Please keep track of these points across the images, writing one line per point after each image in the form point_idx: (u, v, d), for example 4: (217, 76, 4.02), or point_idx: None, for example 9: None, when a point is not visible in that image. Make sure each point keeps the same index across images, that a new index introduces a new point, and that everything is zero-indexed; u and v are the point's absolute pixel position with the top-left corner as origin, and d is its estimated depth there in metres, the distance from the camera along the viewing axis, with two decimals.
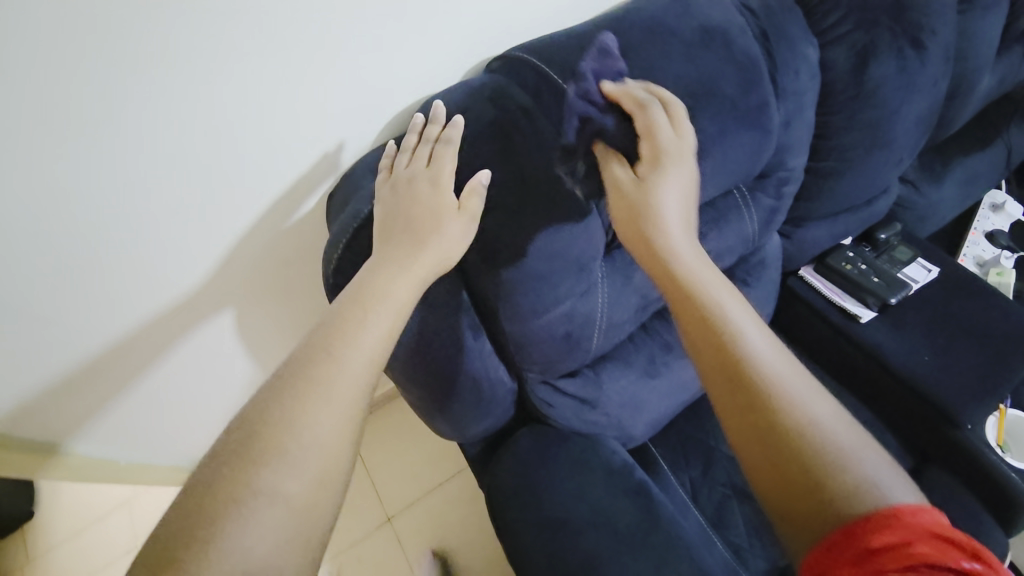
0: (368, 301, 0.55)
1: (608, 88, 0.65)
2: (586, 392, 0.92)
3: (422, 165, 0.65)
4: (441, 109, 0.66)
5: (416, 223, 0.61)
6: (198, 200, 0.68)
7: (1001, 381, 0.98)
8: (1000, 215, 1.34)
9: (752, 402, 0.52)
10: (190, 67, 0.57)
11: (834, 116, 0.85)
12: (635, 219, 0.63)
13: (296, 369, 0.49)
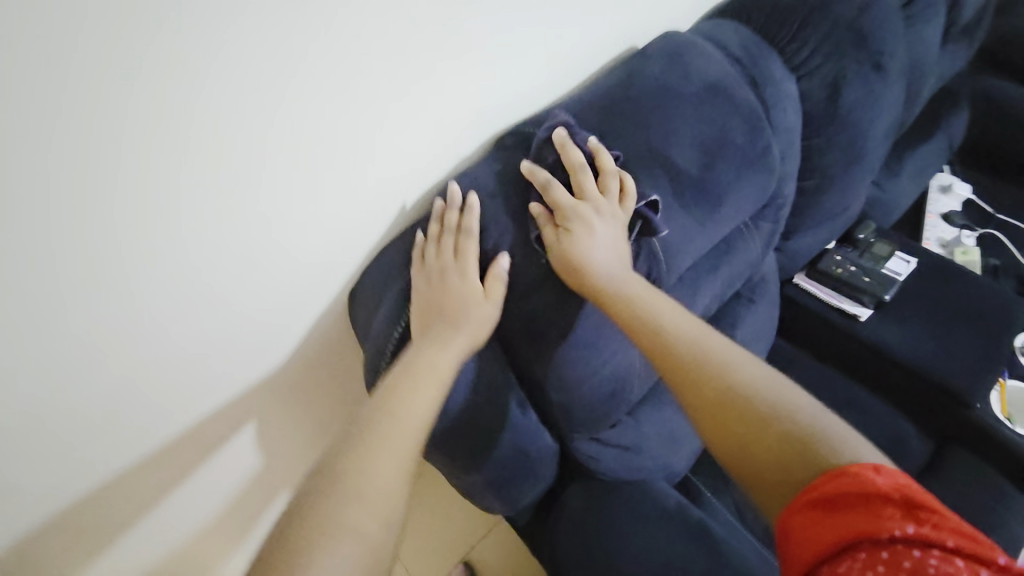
0: (415, 375, 0.56)
1: (523, 167, 0.64)
2: (629, 440, 0.92)
3: (451, 257, 0.63)
4: (458, 193, 0.65)
5: (448, 316, 0.60)
6: (218, 313, 0.64)
7: (994, 356, 1.05)
8: (950, 197, 1.47)
9: (708, 393, 0.55)
10: (203, 179, 0.55)
11: (815, 140, 0.90)
12: (570, 271, 0.61)
13: (362, 432, 0.51)
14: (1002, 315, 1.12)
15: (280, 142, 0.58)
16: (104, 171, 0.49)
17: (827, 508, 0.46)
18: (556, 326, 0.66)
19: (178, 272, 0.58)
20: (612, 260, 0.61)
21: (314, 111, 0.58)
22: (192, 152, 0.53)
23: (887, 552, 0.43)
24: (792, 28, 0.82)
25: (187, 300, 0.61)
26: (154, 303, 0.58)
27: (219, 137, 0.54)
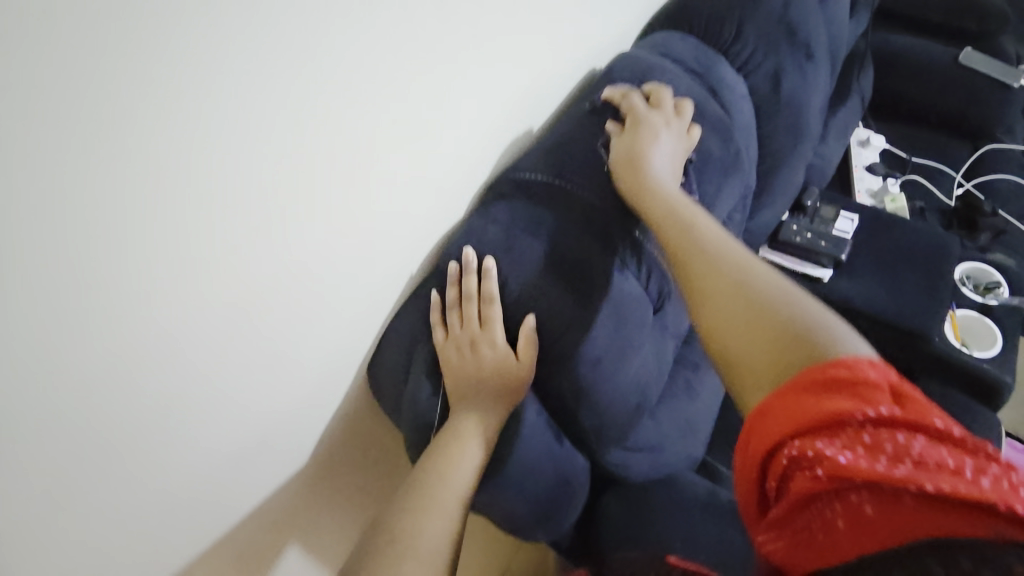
0: (462, 437, 0.62)
1: (603, 93, 0.74)
2: (653, 440, 0.95)
3: (477, 326, 0.65)
4: (473, 254, 0.65)
5: (488, 384, 0.64)
6: (261, 420, 0.62)
7: (940, 291, 1.18)
8: (869, 149, 1.62)
9: (711, 280, 0.58)
10: (249, 301, 0.53)
11: (765, 128, 0.97)
12: (629, 164, 0.68)
13: (413, 490, 0.58)
14: (938, 253, 1.26)
15: (306, 239, 0.55)
16: (155, 330, 0.45)
17: (809, 390, 0.47)
18: (585, 360, 0.67)
19: (230, 396, 0.56)
20: (668, 166, 0.69)
21: (334, 202, 0.56)
22: (236, 281, 0.50)
23: (870, 436, 0.43)
24: (732, 31, 0.87)
25: (238, 418, 0.58)
26: (207, 434, 0.56)
27: (259, 257, 0.51)
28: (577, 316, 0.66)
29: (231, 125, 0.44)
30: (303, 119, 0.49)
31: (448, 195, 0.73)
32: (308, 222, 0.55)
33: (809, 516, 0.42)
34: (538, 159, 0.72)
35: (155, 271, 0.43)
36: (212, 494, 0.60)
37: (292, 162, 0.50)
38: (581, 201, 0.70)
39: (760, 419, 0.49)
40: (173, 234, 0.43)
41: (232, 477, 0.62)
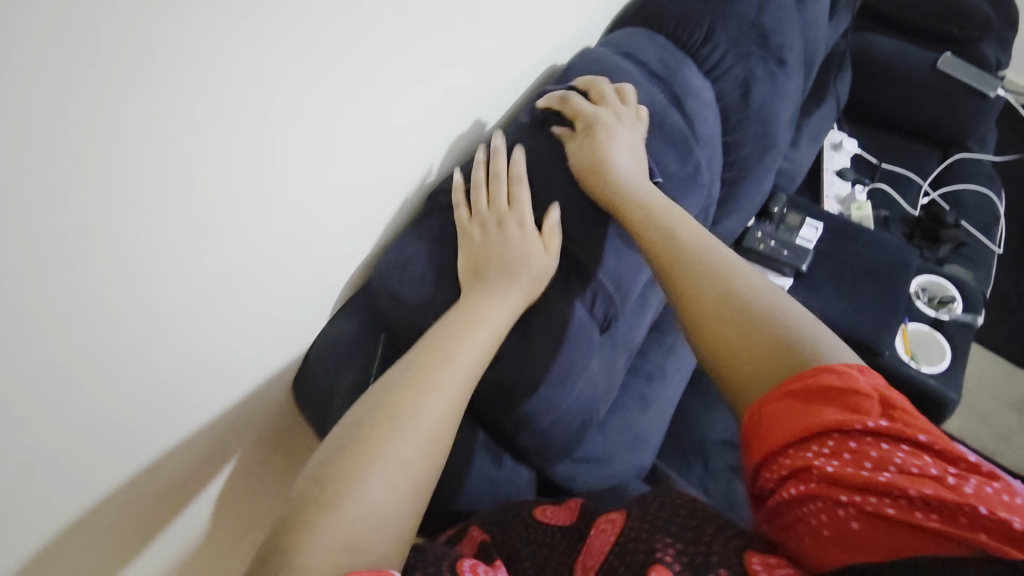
0: (432, 372, 0.53)
1: (541, 102, 0.71)
2: (599, 451, 0.93)
3: (503, 205, 0.64)
4: (501, 138, 0.67)
5: (507, 262, 0.60)
6: (182, 437, 0.59)
7: (896, 305, 1.19)
8: (841, 153, 1.61)
9: (714, 303, 0.58)
10: (191, 316, 0.51)
11: (734, 135, 0.93)
12: (595, 173, 0.66)
13: (361, 431, 0.49)
14: (898, 265, 1.25)
15: (248, 255, 0.53)
16: (82, 356, 0.44)
17: (795, 404, 0.50)
18: (522, 386, 0.64)
19: (163, 410, 0.54)
20: (627, 163, 0.67)
21: (274, 214, 0.53)
22: (176, 300, 0.49)
23: (855, 442, 0.46)
24: (702, 32, 0.83)
25: (161, 434, 0.56)
26: (124, 454, 0.53)
27: (202, 274, 0.50)
28: (513, 339, 0.64)
29: (171, 148, 0.41)
30: (248, 138, 0.46)
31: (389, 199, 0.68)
32: (251, 237, 0.52)
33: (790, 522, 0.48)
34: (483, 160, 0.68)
35: (83, 299, 0.41)
36: (124, 514, 0.57)
37: (237, 180, 0.48)
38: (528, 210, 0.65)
39: (760, 434, 0.51)
40: (108, 260, 0.41)
41: (148, 497, 0.59)
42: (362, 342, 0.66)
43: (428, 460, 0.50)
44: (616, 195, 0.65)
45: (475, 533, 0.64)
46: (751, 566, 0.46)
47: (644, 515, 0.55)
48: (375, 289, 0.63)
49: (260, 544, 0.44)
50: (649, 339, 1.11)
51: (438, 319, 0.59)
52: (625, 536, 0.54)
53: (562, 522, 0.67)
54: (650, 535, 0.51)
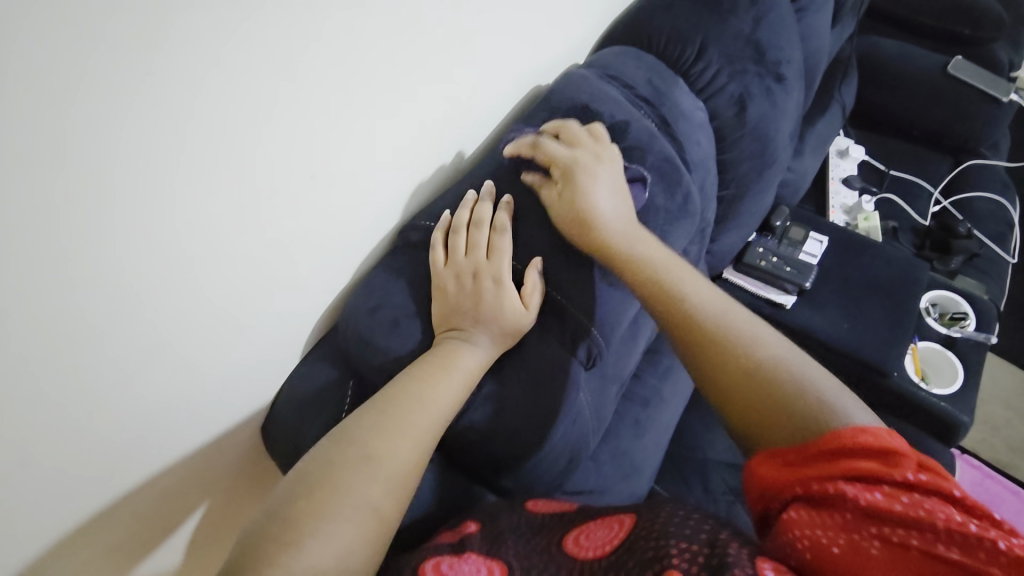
0: (403, 413, 0.50)
1: (508, 149, 0.66)
2: (591, 482, 0.87)
3: (482, 255, 0.60)
4: (492, 186, 0.64)
5: (476, 318, 0.58)
6: (144, 482, 0.57)
7: (904, 323, 1.14)
8: (848, 160, 1.55)
9: (727, 363, 0.53)
10: (147, 351, 0.49)
11: (730, 153, 0.90)
12: (581, 224, 0.62)
13: (325, 467, 0.45)
14: (907, 280, 1.20)
15: (206, 290, 0.51)
16: (27, 403, 0.42)
17: (828, 452, 0.44)
18: (498, 432, 0.60)
19: (127, 453, 0.53)
20: (611, 208, 0.63)
21: (234, 250, 0.52)
22: (127, 338, 0.47)
23: (889, 486, 0.40)
24: (693, 50, 0.80)
25: (127, 479, 0.54)
26: (86, 501, 0.51)
27: (154, 310, 0.48)
28: (488, 380, 0.61)
29: (108, 183, 0.39)
30: (194, 170, 0.44)
31: (364, 234, 0.66)
32: (208, 270, 0.50)
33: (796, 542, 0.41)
34: (458, 195, 0.66)
35: (22, 343, 0.40)
36: (91, 560, 0.56)
37: (186, 212, 0.46)
38: (502, 243, 0.61)
39: (782, 473, 0.46)
40: (47, 302, 0.40)
41: (116, 543, 0.58)
42: (331, 389, 0.64)
43: (399, 499, 0.46)
44: (613, 242, 0.62)
45: (467, 525, 0.57)
46: (764, 574, 0.39)
47: (653, 521, 0.50)
48: (344, 332, 0.60)
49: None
50: (644, 362, 1.07)
51: (411, 365, 0.55)
52: (632, 539, 0.49)
53: (556, 508, 0.61)
54: (661, 541, 0.46)
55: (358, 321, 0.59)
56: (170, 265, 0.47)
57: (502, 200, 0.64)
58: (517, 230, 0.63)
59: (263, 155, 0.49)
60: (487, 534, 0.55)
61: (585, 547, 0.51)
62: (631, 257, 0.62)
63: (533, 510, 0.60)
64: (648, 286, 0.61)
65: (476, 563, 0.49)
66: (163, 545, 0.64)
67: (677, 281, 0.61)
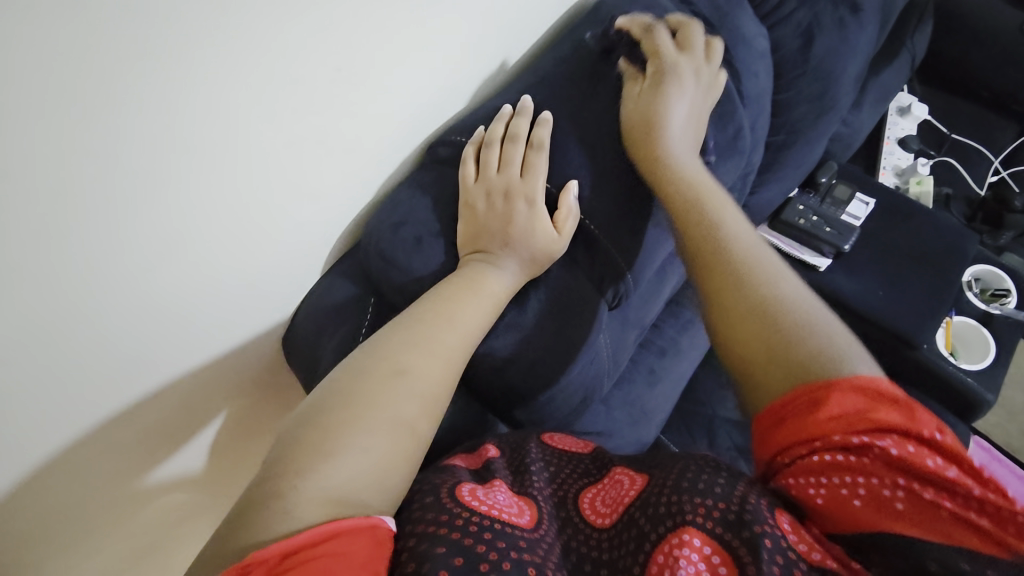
0: (435, 335, 0.49)
1: (620, 21, 0.62)
2: (601, 424, 0.87)
3: (515, 173, 0.57)
4: (530, 100, 0.60)
5: (505, 239, 0.55)
6: (163, 375, 0.57)
7: (944, 294, 1.08)
8: (908, 119, 1.44)
9: (739, 291, 0.49)
10: (166, 250, 0.48)
11: (786, 93, 0.83)
12: (646, 125, 0.60)
13: (359, 377, 0.44)
14: (954, 251, 1.13)
15: (230, 192, 0.50)
16: (67, 278, 0.42)
17: (864, 401, 0.40)
18: (517, 361, 0.59)
19: (155, 345, 0.53)
20: (682, 121, 0.60)
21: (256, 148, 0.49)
22: (154, 231, 0.46)
23: (914, 445, 0.38)
24: None
25: (155, 371, 0.55)
26: (116, 388, 0.53)
27: (183, 204, 0.47)
28: (510, 309, 0.59)
29: (138, 56, 0.37)
30: (223, 50, 0.42)
31: (395, 145, 0.62)
32: (234, 172, 0.49)
33: (802, 486, 0.41)
34: (492, 110, 0.62)
35: (40, 215, 0.38)
36: (125, 445, 0.58)
37: (216, 103, 0.44)
38: (535, 161, 0.58)
39: (801, 415, 0.42)
40: (83, 180, 0.39)
41: (148, 432, 0.60)
42: (352, 304, 0.64)
43: (429, 416, 0.45)
44: (664, 149, 0.59)
45: (488, 452, 0.55)
46: (786, 532, 0.39)
47: (667, 475, 0.48)
48: (369, 251, 0.58)
49: (245, 493, 0.38)
50: (664, 312, 1.05)
51: (437, 286, 0.53)
52: (646, 495, 0.48)
53: (572, 451, 0.59)
54: (676, 496, 0.44)
55: (379, 239, 0.57)
56: (192, 144, 0.44)
57: (539, 115, 0.60)
58: (555, 150, 0.59)
59: (293, 38, 0.46)
60: (511, 466, 0.54)
61: (599, 512, 0.49)
62: (676, 182, 0.57)
63: (548, 446, 0.58)
64: (675, 201, 0.57)
65: (507, 492, 0.48)
66: (176, 440, 0.64)
67: (717, 211, 0.56)
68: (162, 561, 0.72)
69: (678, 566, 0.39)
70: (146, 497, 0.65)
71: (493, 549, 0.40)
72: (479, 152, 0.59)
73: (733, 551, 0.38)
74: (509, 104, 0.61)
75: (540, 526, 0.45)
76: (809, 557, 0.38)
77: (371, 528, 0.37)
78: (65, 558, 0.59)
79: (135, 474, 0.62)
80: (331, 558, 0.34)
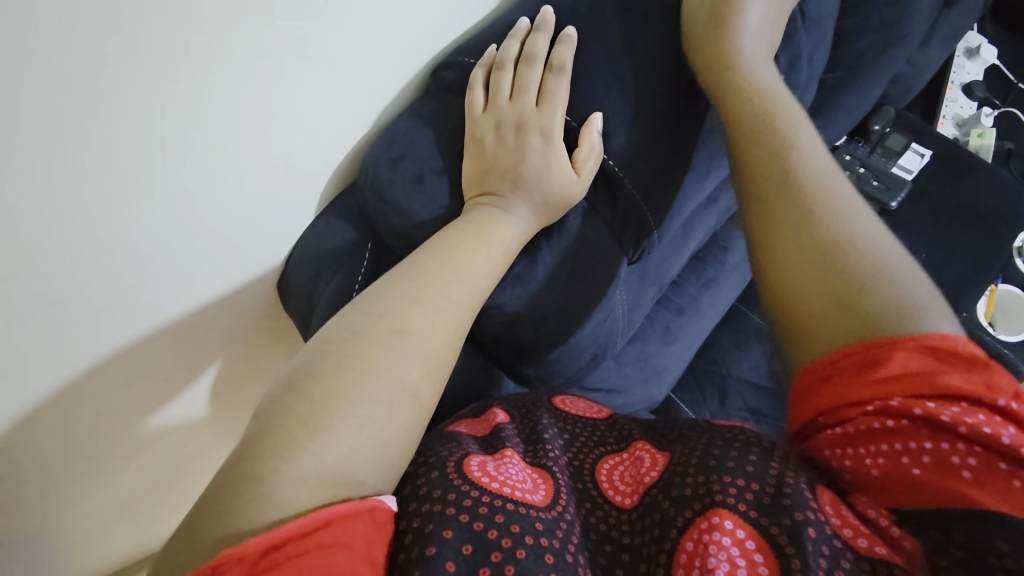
0: (442, 286, 0.43)
1: None
2: (610, 381, 0.83)
3: (531, 102, 0.50)
4: (551, 14, 0.52)
5: (518, 178, 0.49)
6: (143, 316, 0.53)
7: (993, 259, 0.99)
8: (976, 62, 1.28)
9: (804, 219, 0.42)
10: (123, 172, 0.42)
11: (850, 21, 0.72)
12: (713, 33, 0.52)
13: (352, 335, 0.39)
14: (1012, 211, 1.03)
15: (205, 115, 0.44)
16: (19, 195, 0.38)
17: (928, 359, 0.35)
18: (524, 317, 0.54)
19: (136, 285, 0.50)
20: (758, 24, 0.54)
21: (231, 62, 0.43)
22: (119, 150, 0.41)
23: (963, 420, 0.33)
24: None
25: (143, 312, 0.52)
26: (88, 329, 0.49)
27: (143, 122, 0.41)
28: (519, 260, 0.54)
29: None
30: None
31: (398, 67, 0.55)
32: (206, 87, 0.43)
33: (856, 454, 0.36)
34: (507, 26, 0.54)
35: None
36: (121, 384, 0.56)
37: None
38: (552, 88, 0.50)
39: (841, 388, 0.37)
40: None
41: (143, 373, 0.58)
42: (348, 247, 0.59)
43: (436, 381, 0.40)
44: (729, 51, 0.51)
45: (497, 417, 0.53)
46: (828, 512, 0.36)
47: (690, 452, 0.44)
48: (369, 188, 0.52)
49: (221, 471, 0.33)
50: (686, 268, 0.98)
51: (441, 231, 0.48)
52: (668, 477, 0.43)
53: (586, 417, 0.55)
54: (701, 476, 0.40)
55: (377, 175, 0.51)
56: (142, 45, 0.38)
57: (561, 32, 0.52)
58: (578, 76, 0.52)
59: None
60: (522, 433, 0.50)
61: (617, 489, 0.46)
62: (735, 88, 0.50)
63: (561, 414, 0.54)
64: (741, 111, 0.50)
65: (518, 464, 0.45)
66: (168, 383, 0.61)
67: (792, 128, 0.48)
68: (162, 500, 0.72)
69: (709, 555, 0.35)
70: (139, 438, 0.63)
71: (507, 534, 0.37)
72: (489, 76, 0.52)
73: (772, 540, 0.35)
74: (526, 18, 0.53)
75: (558, 503, 0.42)
76: (859, 547, 0.34)
77: (369, 512, 0.33)
78: (60, 495, 0.58)
79: (128, 415, 0.60)
80: (322, 552, 0.30)
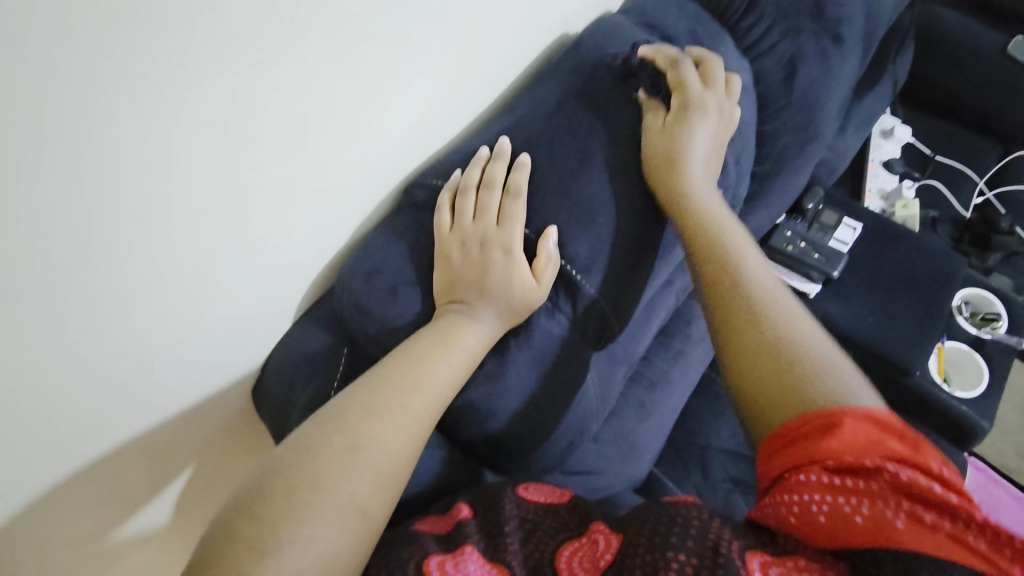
0: (399, 398, 0.45)
1: (646, 49, 0.65)
2: (591, 462, 0.83)
3: (492, 221, 0.55)
4: (508, 143, 0.59)
5: (482, 287, 0.53)
6: (113, 437, 0.53)
7: (936, 320, 1.07)
8: (891, 141, 1.44)
9: (775, 359, 0.46)
10: (109, 308, 0.45)
11: (769, 125, 0.84)
12: (670, 162, 0.60)
13: (307, 448, 0.40)
14: (943, 275, 1.13)
15: (191, 247, 0.48)
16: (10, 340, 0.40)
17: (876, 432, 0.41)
18: (497, 412, 0.56)
19: (110, 409, 0.50)
20: (704, 159, 0.61)
21: (217, 200, 0.47)
22: (101, 285, 0.43)
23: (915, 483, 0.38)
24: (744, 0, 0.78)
25: (114, 433, 0.52)
26: (57, 458, 0.49)
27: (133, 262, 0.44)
28: (489, 358, 0.56)
29: (104, 109, 0.36)
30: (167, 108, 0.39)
31: (372, 187, 0.61)
32: (194, 225, 0.46)
33: (802, 504, 0.40)
34: (469, 151, 0.61)
35: None
36: (85, 507, 0.54)
37: (187, 150, 0.42)
38: (511, 206, 0.56)
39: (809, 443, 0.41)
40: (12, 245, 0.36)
41: (109, 493, 0.56)
42: (323, 349, 0.61)
43: (388, 496, 0.41)
44: (688, 191, 0.59)
45: (460, 511, 0.52)
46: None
47: (641, 529, 0.45)
48: (344, 297, 0.55)
49: None
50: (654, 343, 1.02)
51: (407, 340, 0.50)
52: (620, 556, 0.44)
53: (546, 503, 0.56)
54: (649, 553, 0.42)
55: (351, 289, 0.55)
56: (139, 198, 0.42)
57: (515, 156, 0.59)
58: (535, 193, 0.58)
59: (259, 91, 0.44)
60: (485, 527, 0.50)
61: (575, 574, 0.45)
62: (697, 213, 0.58)
63: (522, 501, 0.55)
64: (699, 236, 0.56)
65: (478, 562, 0.45)
66: (133, 499, 0.59)
67: (741, 242, 0.55)
68: None
69: None
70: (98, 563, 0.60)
71: None
72: (455, 198, 0.57)
73: None
74: (486, 146, 0.60)
75: None
76: None
77: None
78: None
79: (89, 538, 0.57)
80: None
